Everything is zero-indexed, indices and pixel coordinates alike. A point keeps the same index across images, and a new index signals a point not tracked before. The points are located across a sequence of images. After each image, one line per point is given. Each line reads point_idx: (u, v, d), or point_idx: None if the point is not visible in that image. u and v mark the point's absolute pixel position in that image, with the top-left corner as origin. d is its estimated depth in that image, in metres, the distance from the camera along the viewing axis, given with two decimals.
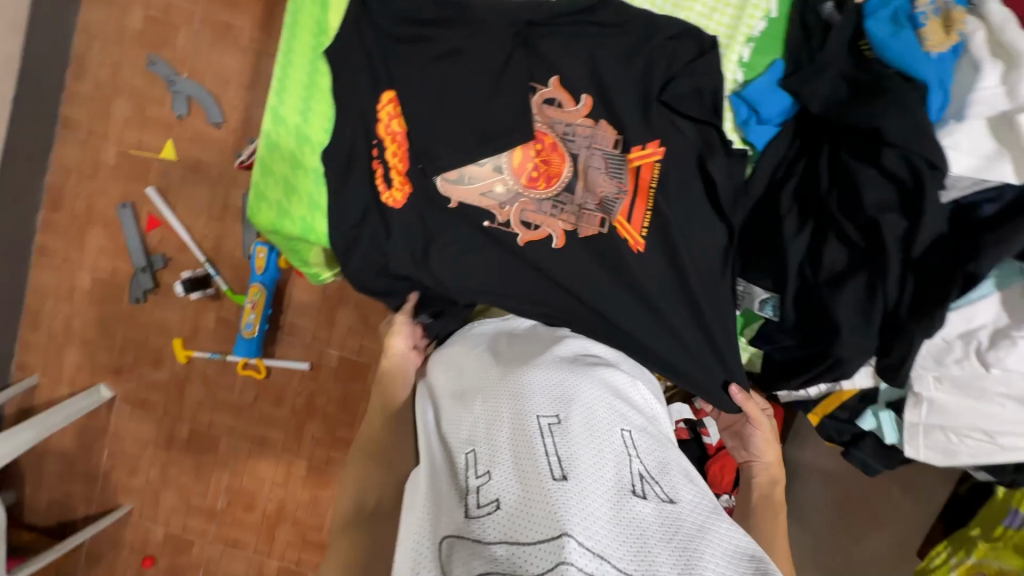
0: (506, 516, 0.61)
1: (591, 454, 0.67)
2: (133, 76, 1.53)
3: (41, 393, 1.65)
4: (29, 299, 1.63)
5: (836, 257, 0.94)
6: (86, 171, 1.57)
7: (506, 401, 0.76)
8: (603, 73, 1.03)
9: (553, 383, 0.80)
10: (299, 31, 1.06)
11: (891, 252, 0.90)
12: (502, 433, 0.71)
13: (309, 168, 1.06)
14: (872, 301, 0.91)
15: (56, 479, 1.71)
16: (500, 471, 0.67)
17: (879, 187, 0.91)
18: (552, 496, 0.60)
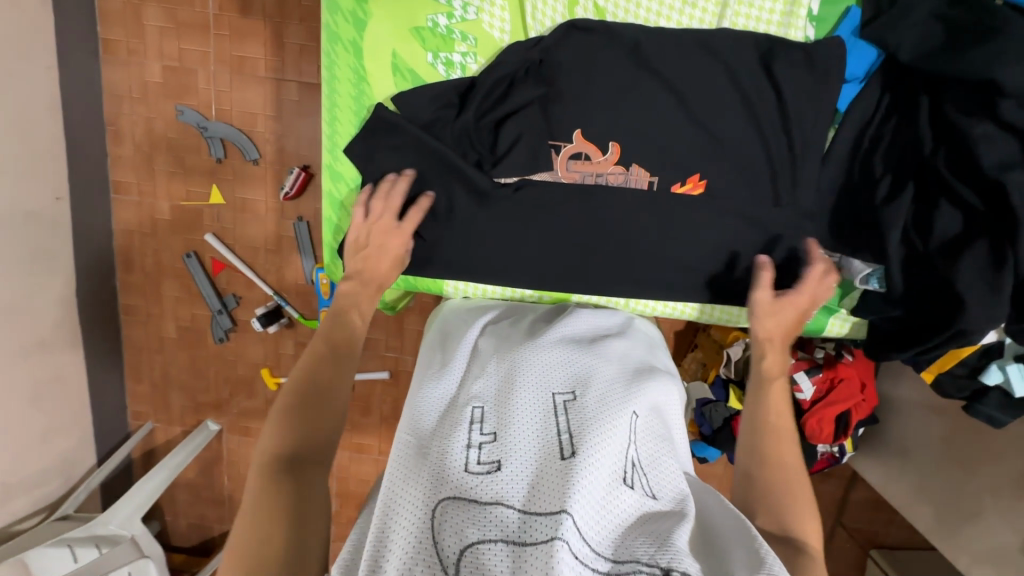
0: (509, 479, 0.71)
1: (601, 434, 0.76)
2: (166, 128, 1.55)
3: (159, 434, 1.81)
4: (127, 356, 1.75)
5: (949, 222, 0.91)
6: (147, 229, 1.64)
7: (526, 375, 0.86)
8: (647, 57, 0.99)
9: (570, 368, 0.89)
10: (338, 82, 1.08)
11: (1021, 208, 0.83)
12: (521, 405, 0.82)
13: None
14: (1002, 267, 0.85)
15: (190, 505, 1.89)
16: (508, 437, 0.77)
17: (1000, 141, 0.86)
18: (558, 472, 0.70)
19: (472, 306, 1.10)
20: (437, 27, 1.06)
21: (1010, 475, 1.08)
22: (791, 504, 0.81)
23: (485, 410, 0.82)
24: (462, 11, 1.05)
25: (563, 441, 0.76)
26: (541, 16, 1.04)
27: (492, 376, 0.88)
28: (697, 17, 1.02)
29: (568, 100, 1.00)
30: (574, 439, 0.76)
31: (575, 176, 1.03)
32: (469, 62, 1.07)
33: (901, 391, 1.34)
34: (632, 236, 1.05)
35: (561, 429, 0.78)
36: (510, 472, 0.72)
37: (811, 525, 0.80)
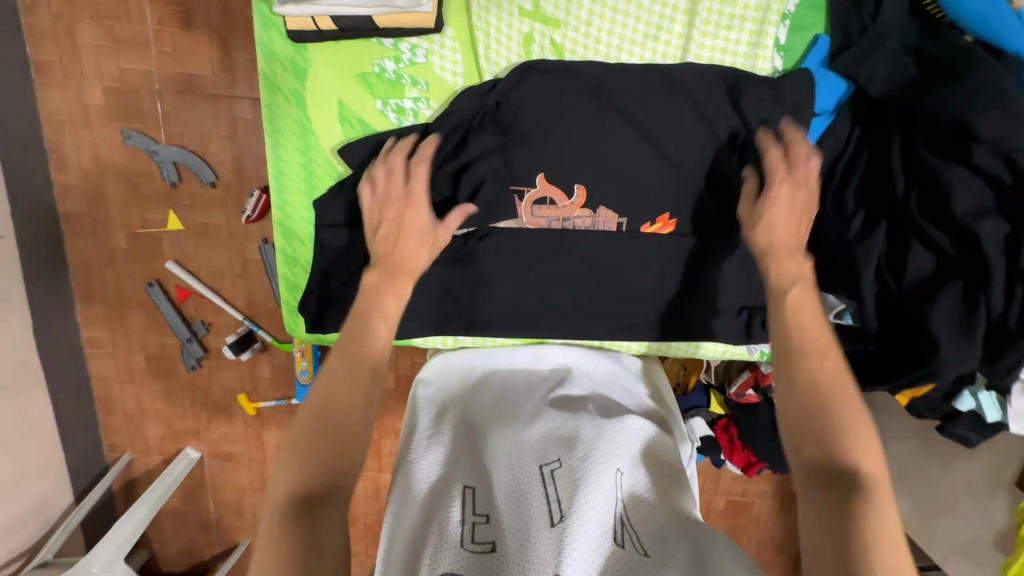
0: (503, 563, 0.71)
1: (586, 494, 0.76)
2: (114, 153, 1.46)
3: (138, 465, 1.77)
4: (96, 389, 1.69)
5: (922, 263, 0.95)
6: (104, 259, 1.56)
7: (513, 444, 0.86)
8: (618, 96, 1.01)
9: (553, 432, 0.90)
10: (285, 141, 1.10)
11: (993, 256, 0.89)
12: (509, 475, 0.81)
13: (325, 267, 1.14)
14: (975, 312, 0.90)
15: (178, 532, 1.87)
16: (498, 513, 0.77)
17: (970, 184, 0.92)
18: (549, 543, 0.70)
19: (458, 371, 1.09)
20: (384, 72, 1.08)
21: (984, 472, 1.10)
22: (840, 443, 0.76)
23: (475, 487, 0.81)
24: (411, 54, 1.08)
25: (553, 507, 0.75)
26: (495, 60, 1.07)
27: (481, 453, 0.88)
28: (660, 49, 1.06)
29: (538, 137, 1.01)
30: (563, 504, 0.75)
31: (541, 221, 1.05)
32: (419, 104, 1.09)
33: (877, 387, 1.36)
34: (607, 276, 1.06)
35: (550, 495, 0.77)
36: (503, 553, 0.72)
37: (863, 445, 0.76)
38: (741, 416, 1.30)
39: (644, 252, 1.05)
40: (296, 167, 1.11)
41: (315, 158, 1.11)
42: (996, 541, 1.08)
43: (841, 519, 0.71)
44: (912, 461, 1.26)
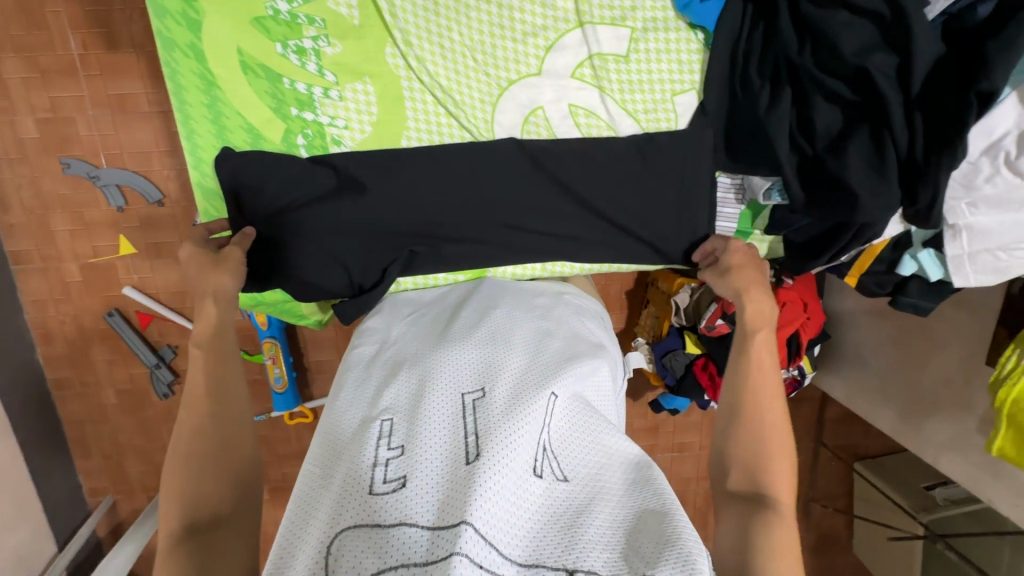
0: (416, 498, 0.59)
1: (512, 428, 0.63)
2: (55, 185, 1.45)
3: (123, 505, 1.71)
4: (69, 432, 1.64)
5: (830, 118, 0.72)
6: (59, 295, 1.53)
7: (436, 373, 0.72)
8: (485, 39, 0.77)
9: (480, 353, 0.74)
10: (186, 94, 0.79)
11: (890, 91, 0.68)
12: (431, 410, 0.67)
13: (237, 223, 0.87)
14: (883, 155, 0.70)
15: None
16: (414, 447, 0.63)
17: (856, 31, 0.68)
18: (465, 484, 0.58)
19: (385, 312, 0.87)
20: (278, 13, 0.77)
21: (956, 361, 1.09)
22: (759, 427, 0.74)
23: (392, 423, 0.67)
24: None
25: (469, 442, 0.63)
26: (401, 9, 0.76)
27: (396, 385, 0.72)
28: None
29: (465, 79, 0.79)
30: (484, 436, 0.63)
31: None
32: (323, 47, 0.78)
33: (847, 303, 1.35)
34: (491, 187, 0.83)
35: (469, 429, 0.64)
36: (417, 489, 0.59)
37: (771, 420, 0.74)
38: (715, 349, 1.28)
39: (564, 147, 0.82)
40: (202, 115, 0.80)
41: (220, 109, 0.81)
42: (978, 428, 1.07)
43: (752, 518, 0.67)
44: (892, 365, 1.24)
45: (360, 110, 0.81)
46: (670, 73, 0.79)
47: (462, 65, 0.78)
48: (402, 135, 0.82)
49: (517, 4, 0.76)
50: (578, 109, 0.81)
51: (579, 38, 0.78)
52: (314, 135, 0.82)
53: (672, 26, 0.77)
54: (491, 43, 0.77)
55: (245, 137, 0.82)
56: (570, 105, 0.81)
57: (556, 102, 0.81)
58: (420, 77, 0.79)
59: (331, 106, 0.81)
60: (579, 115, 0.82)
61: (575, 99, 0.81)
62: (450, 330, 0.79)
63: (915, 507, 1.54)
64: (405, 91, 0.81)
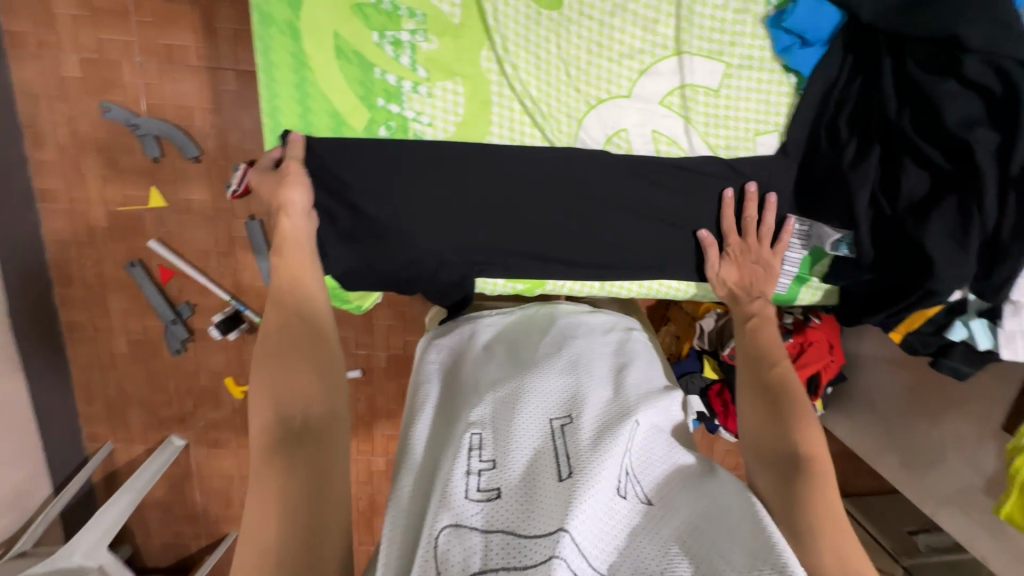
0: (513, 508, 0.58)
1: (602, 448, 0.62)
2: (92, 128, 1.42)
3: (121, 454, 1.71)
4: (75, 376, 1.64)
5: (916, 183, 0.70)
6: (83, 239, 1.51)
7: (521, 389, 0.70)
8: (582, 53, 0.76)
9: (567, 376, 0.73)
10: (275, 71, 0.77)
11: (988, 167, 0.64)
12: (521, 424, 0.66)
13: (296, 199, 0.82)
14: (968, 227, 0.66)
15: (163, 525, 1.80)
16: (507, 458, 0.62)
17: (962, 104, 0.66)
18: (559, 494, 0.57)
19: (462, 334, 0.84)
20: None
21: (971, 422, 1.11)
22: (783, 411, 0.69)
23: (483, 434, 0.65)
24: None
25: (561, 458, 0.62)
26: (505, 14, 0.75)
27: (482, 395, 0.71)
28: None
29: (557, 88, 0.78)
30: (575, 456, 0.62)
31: None
32: (420, 42, 0.77)
33: (866, 348, 1.37)
34: (557, 204, 0.81)
35: (559, 448, 0.63)
36: (514, 501, 0.58)
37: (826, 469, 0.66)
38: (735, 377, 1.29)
39: (640, 169, 0.80)
40: (288, 94, 0.78)
41: (302, 90, 0.78)
42: (985, 488, 1.09)
43: (794, 487, 0.63)
44: (904, 415, 1.26)
45: (446, 108, 0.79)
46: (760, 113, 0.78)
47: (554, 77, 0.77)
48: (485, 140, 0.80)
49: (619, 25, 0.75)
50: (661, 136, 0.80)
51: (675, 67, 0.77)
52: (397, 128, 0.79)
53: (768, 67, 0.76)
54: (586, 60, 0.76)
55: (328, 122, 0.79)
56: (653, 131, 0.80)
57: (641, 126, 0.79)
58: (512, 84, 0.78)
59: (417, 101, 0.79)
60: (661, 142, 0.80)
61: (660, 125, 0.79)
62: (533, 353, 0.78)
63: (897, 550, 1.57)
64: (493, 97, 0.79)
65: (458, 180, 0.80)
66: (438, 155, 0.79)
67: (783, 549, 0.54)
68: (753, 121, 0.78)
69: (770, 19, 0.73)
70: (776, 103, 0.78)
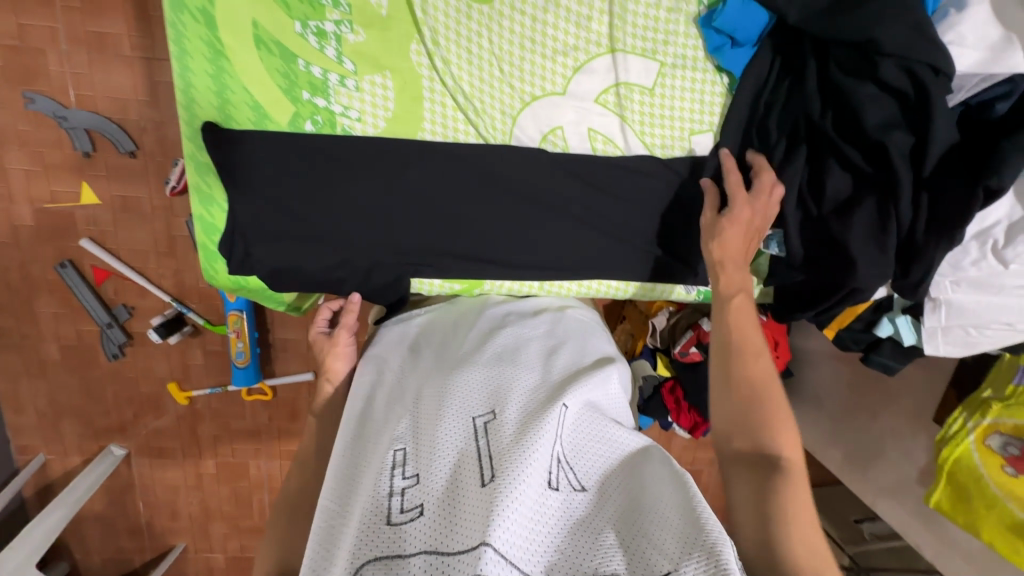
0: (438, 522, 0.54)
1: (524, 446, 0.61)
2: (14, 120, 1.33)
3: (54, 467, 1.62)
4: (1, 385, 1.53)
5: (839, 183, 0.72)
6: (6, 238, 1.41)
7: (443, 399, 0.70)
8: (516, 49, 0.75)
9: (489, 380, 0.73)
10: (190, 60, 0.73)
11: (903, 168, 0.67)
12: (443, 433, 0.64)
13: (219, 200, 0.79)
14: (887, 229, 0.68)
15: (102, 539, 1.71)
16: (430, 472, 0.60)
17: (879, 109, 0.68)
18: (482, 501, 0.55)
19: (392, 333, 0.87)
20: None
21: (905, 414, 1.15)
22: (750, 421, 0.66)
23: (405, 452, 0.63)
24: None
25: (484, 463, 0.60)
26: (434, 6, 0.72)
27: (405, 416, 0.70)
28: None
29: (492, 83, 0.76)
30: (499, 458, 0.60)
31: None
32: (345, 33, 0.74)
33: (811, 344, 1.40)
34: (497, 203, 0.80)
35: (482, 450, 0.61)
36: (437, 515, 0.55)
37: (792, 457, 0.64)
38: (685, 374, 1.31)
39: (575, 167, 0.80)
40: (206, 86, 0.74)
41: (221, 82, 0.74)
42: (918, 478, 1.13)
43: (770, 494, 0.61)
44: (845, 409, 1.30)
45: (376, 102, 0.76)
46: (692, 112, 0.78)
47: (488, 73, 0.76)
48: (417, 137, 0.78)
49: (552, 21, 0.74)
50: (597, 134, 0.79)
51: (608, 65, 0.77)
52: (323, 122, 0.76)
53: (699, 66, 0.76)
54: (519, 56, 0.75)
55: (248, 114, 0.75)
56: (590, 128, 0.79)
57: (577, 124, 0.79)
58: (444, 79, 0.76)
59: (347, 95, 0.76)
60: (597, 140, 0.80)
61: (595, 123, 0.79)
62: (459, 358, 0.78)
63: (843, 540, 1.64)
64: (425, 91, 0.77)
65: (392, 179, 0.77)
66: (369, 153, 0.77)
67: (712, 524, 0.54)
68: (686, 122, 0.79)
69: (701, 19, 0.73)
70: (708, 104, 0.78)
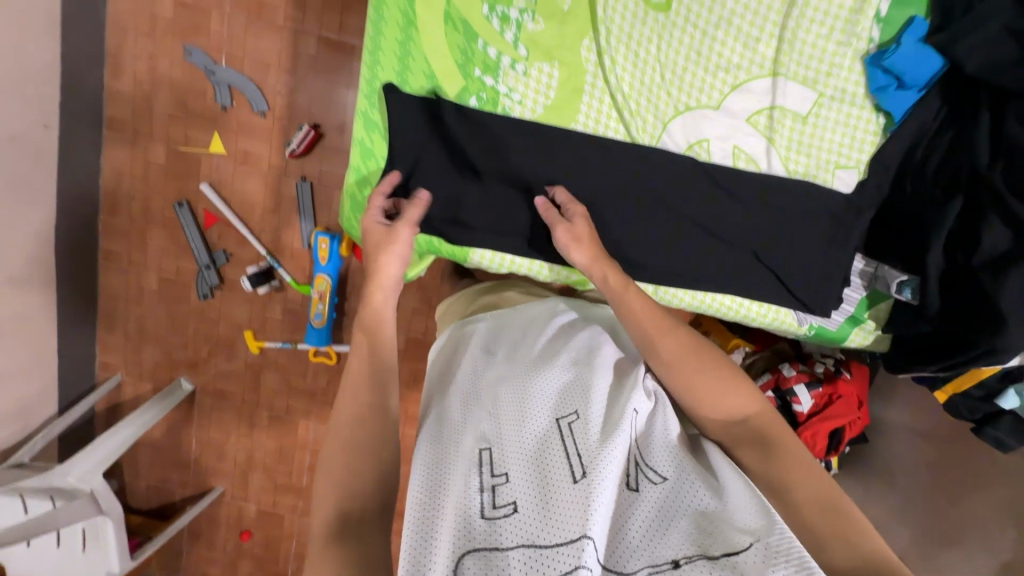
0: (531, 520, 0.54)
1: (611, 444, 0.59)
2: (171, 68, 1.47)
3: (127, 389, 1.72)
4: (101, 303, 1.66)
5: (999, 240, 0.67)
6: (138, 171, 1.55)
7: (520, 393, 0.68)
8: (680, 59, 0.78)
9: (563, 376, 0.71)
10: (384, 24, 0.80)
11: None
12: (527, 431, 0.63)
13: (380, 156, 0.84)
14: None
15: (152, 467, 1.80)
16: (518, 470, 0.59)
17: None
18: (575, 497, 0.54)
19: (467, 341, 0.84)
20: None
21: None
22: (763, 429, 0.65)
23: (490, 449, 0.61)
24: None
25: (571, 461, 0.59)
26: (614, 8, 0.77)
27: (484, 406, 0.68)
28: (736, 9, 0.75)
29: (650, 87, 0.80)
30: (584, 455, 0.59)
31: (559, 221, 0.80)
32: (526, 21, 0.79)
33: (891, 413, 1.34)
34: (630, 202, 0.82)
35: (568, 449, 0.60)
36: (529, 511, 0.55)
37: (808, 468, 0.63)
38: None
39: (715, 180, 0.81)
40: (393, 50, 0.80)
41: (406, 48, 0.80)
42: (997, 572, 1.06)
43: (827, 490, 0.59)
44: (921, 488, 1.23)
45: (538, 89, 0.81)
46: (842, 146, 0.79)
47: (649, 77, 0.79)
48: (569, 127, 0.82)
49: (721, 37, 0.76)
50: (741, 153, 0.81)
51: (767, 87, 0.78)
52: (487, 100, 0.81)
53: (858, 103, 0.77)
54: (683, 66, 0.78)
55: (422, 82, 0.81)
56: (736, 147, 0.81)
57: (724, 140, 0.80)
58: (607, 77, 0.80)
59: (511, 78, 0.81)
60: (740, 158, 0.81)
61: (742, 142, 0.80)
62: (530, 357, 0.76)
63: None
64: (586, 85, 0.81)
65: (536, 162, 0.82)
66: (522, 136, 0.81)
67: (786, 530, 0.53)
68: (836, 154, 0.79)
69: (869, 57, 0.74)
70: (860, 140, 0.78)
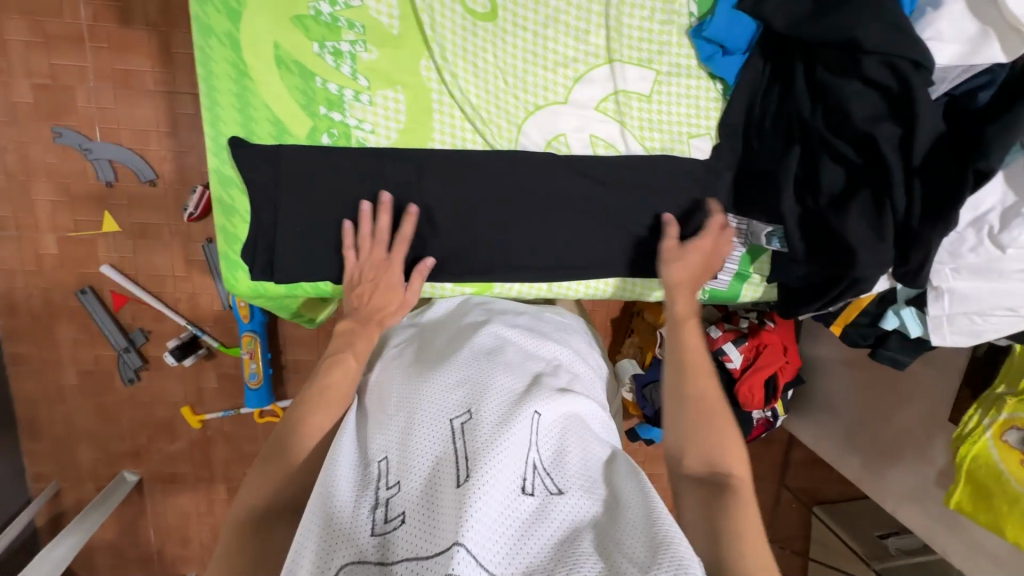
0: (415, 527, 0.55)
1: (498, 445, 0.61)
2: (43, 153, 1.40)
3: (67, 494, 1.62)
4: (19, 411, 1.55)
5: (834, 177, 0.75)
6: (30, 267, 1.46)
7: (422, 401, 0.70)
8: (520, 62, 0.80)
9: (468, 379, 0.73)
10: (215, 81, 0.78)
11: (891, 158, 0.70)
12: (422, 439, 0.65)
13: (244, 210, 0.83)
14: (883, 216, 0.71)
15: (113, 570, 1.70)
16: (409, 478, 0.61)
17: (866, 103, 0.71)
18: (454, 500, 0.55)
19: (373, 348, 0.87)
20: (320, 15, 0.77)
21: (920, 416, 1.14)
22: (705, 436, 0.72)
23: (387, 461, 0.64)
24: None
25: (459, 464, 0.60)
26: (443, 24, 0.78)
27: (389, 422, 0.70)
28: (560, 7, 0.78)
29: (498, 93, 0.81)
30: (472, 457, 0.61)
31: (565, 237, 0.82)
32: (359, 52, 0.79)
33: (822, 350, 1.40)
34: (505, 207, 0.84)
35: (458, 451, 0.62)
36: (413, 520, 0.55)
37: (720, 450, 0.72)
38: None
39: (581, 170, 0.84)
40: (233, 103, 0.79)
41: (248, 98, 0.79)
42: (936, 480, 1.11)
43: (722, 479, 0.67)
44: (860, 415, 1.29)
45: (389, 116, 0.81)
46: (689, 117, 0.83)
47: (493, 84, 0.81)
48: (427, 146, 0.83)
49: (552, 36, 0.79)
50: (598, 140, 0.84)
51: (607, 75, 0.81)
52: (339, 135, 0.81)
53: (693, 74, 0.81)
54: (523, 68, 0.80)
55: (270, 130, 0.81)
56: (591, 135, 0.83)
57: (579, 131, 0.83)
58: (451, 92, 0.81)
59: (361, 109, 0.81)
60: (598, 145, 0.84)
61: (596, 129, 0.83)
62: (438, 361, 0.78)
63: (869, 554, 1.46)
64: (434, 103, 0.82)
65: (407, 184, 0.83)
66: (385, 163, 0.82)
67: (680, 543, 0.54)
68: (686, 125, 0.83)
69: (692, 30, 0.79)
70: (704, 108, 0.83)
